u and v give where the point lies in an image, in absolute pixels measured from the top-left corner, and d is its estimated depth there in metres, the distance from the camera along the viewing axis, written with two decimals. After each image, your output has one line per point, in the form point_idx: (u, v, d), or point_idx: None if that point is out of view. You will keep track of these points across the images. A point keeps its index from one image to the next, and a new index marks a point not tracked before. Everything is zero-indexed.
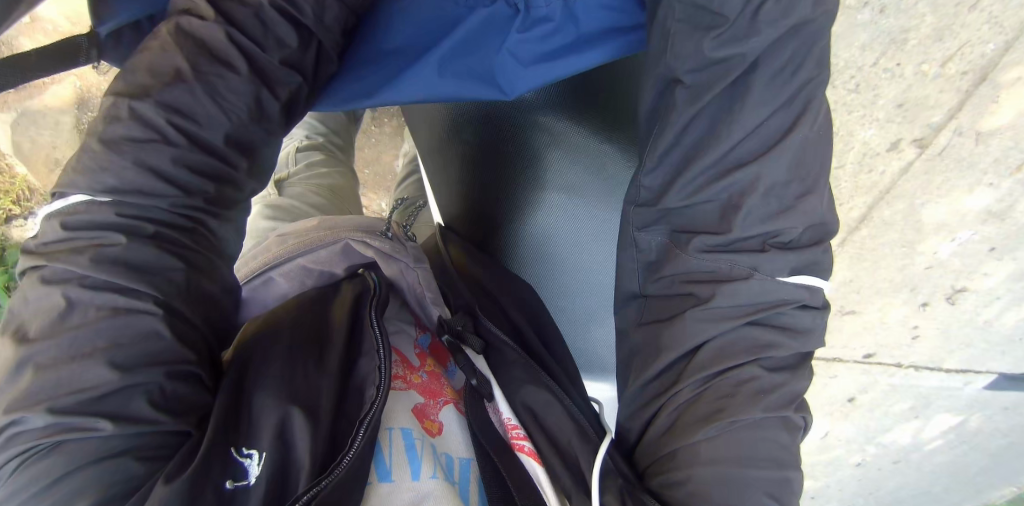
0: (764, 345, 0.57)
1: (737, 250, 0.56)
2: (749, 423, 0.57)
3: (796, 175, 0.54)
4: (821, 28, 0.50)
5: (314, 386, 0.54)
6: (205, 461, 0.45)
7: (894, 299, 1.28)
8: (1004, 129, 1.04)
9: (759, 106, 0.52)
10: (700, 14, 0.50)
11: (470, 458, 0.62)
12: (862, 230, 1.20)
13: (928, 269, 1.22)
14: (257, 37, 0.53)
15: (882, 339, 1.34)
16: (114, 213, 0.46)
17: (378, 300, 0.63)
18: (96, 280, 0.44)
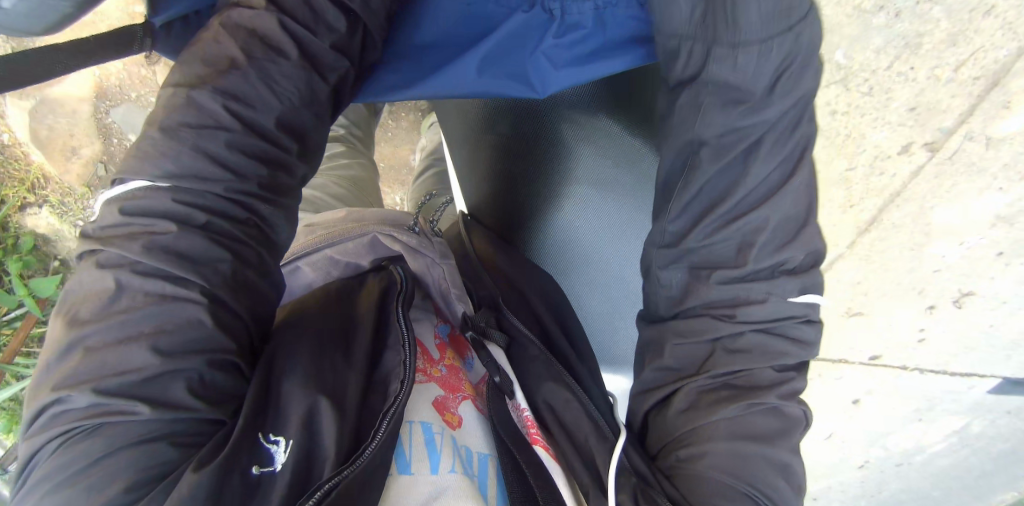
0: (773, 354, 0.60)
1: (752, 277, 0.59)
2: (760, 414, 0.60)
3: (796, 215, 0.57)
4: (810, 95, 0.54)
5: (340, 376, 0.55)
6: (235, 448, 0.46)
7: (901, 302, 1.28)
8: (1014, 136, 1.05)
9: (773, 151, 0.55)
10: (729, 87, 0.53)
11: (488, 453, 0.62)
12: (871, 233, 1.20)
13: (936, 271, 1.22)
14: (308, 23, 0.53)
15: (888, 342, 1.34)
16: (172, 198, 0.47)
17: (404, 295, 0.64)
18: (146, 266, 0.45)
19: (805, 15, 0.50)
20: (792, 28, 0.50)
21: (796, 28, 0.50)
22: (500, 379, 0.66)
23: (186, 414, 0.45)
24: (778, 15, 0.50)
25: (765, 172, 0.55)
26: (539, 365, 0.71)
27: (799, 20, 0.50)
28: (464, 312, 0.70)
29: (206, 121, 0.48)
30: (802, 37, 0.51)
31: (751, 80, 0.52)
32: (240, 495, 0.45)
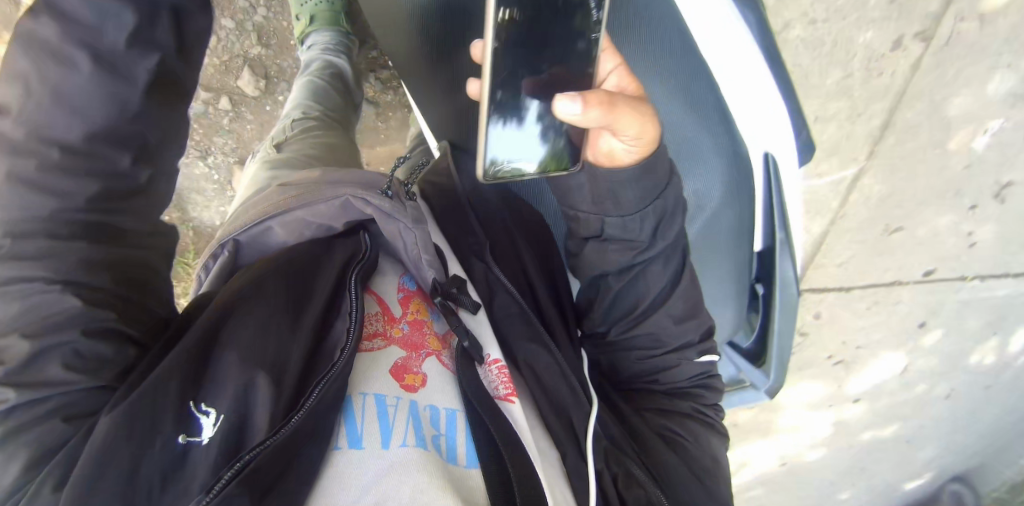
0: (692, 393, 0.97)
1: (670, 352, 0.93)
2: (689, 418, 0.95)
3: (689, 307, 0.90)
4: (679, 217, 0.82)
5: (283, 349, 0.60)
6: (155, 417, 0.51)
7: (941, 205, 1.37)
8: (1004, 10, 1.19)
9: (664, 268, 0.85)
10: (626, 243, 0.82)
11: (455, 411, 0.67)
12: (888, 138, 1.28)
13: (967, 168, 1.33)
14: None
15: (942, 254, 1.43)
16: None
17: (364, 270, 0.68)
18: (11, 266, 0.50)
19: (666, 186, 0.78)
20: (659, 198, 0.78)
21: (661, 197, 0.78)
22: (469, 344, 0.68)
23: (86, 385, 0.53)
24: (650, 192, 0.77)
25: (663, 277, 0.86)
26: (520, 327, 0.80)
27: (664, 190, 0.78)
28: (436, 278, 0.70)
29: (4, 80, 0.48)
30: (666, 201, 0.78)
31: (636, 231, 0.80)
32: (167, 462, 0.51)
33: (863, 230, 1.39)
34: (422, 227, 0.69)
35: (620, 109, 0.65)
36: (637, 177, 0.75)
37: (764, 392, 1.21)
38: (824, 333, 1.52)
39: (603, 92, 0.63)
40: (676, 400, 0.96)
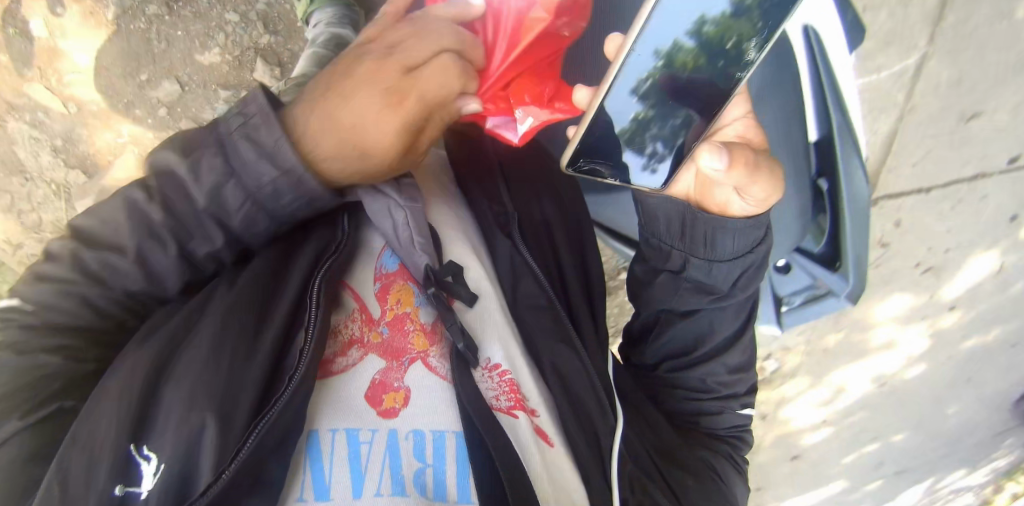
0: (730, 437, 1.05)
1: (717, 399, 1.01)
2: (725, 460, 1.03)
3: (743, 356, 0.97)
4: (761, 274, 0.86)
5: (233, 382, 0.67)
6: (93, 481, 0.60)
7: (944, 122, 1.41)
8: None
9: (732, 317, 0.92)
10: (700, 290, 0.88)
11: (445, 432, 0.72)
12: (916, 86, 1.38)
13: (994, 75, 1.36)
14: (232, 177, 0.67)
15: (986, 150, 1.44)
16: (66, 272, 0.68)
17: (331, 278, 0.77)
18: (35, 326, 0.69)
19: (761, 241, 0.83)
20: (748, 252, 0.83)
21: (755, 250, 0.83)
22: (463, 346, 0.71)
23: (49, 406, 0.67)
24: (745, 247, 0.83)
25: (729, 319, 0.92)
26: (551, 328, 0.86)
27: (755, 247, 0.83)
28: (426, 264, 0.76)
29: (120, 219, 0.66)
30: (755, 256, 0.84)
31: (714, 279, 0.85)
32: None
33: (936, 120, 1.41)
34: (415, 206, 0.79)
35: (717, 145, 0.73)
36: (742, 229, 0.81)
37: (838, 301, 1.38)
38: (909, 240, 1.55)
39: (745, 157, 0.75)
40: (716, 439, 1.04)
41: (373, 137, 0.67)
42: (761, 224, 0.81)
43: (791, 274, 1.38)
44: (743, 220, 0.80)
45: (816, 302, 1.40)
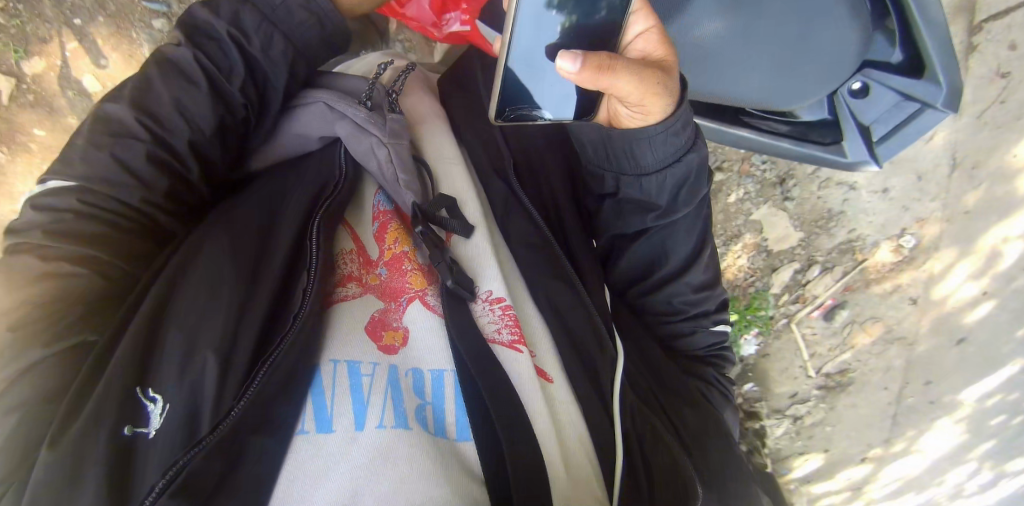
0: (710, 360, 1.09)
1: (693, 319, 1.03)
2: (711, 382, 1.06)
3: (707, 271, 1.00)
4: (700, 178, 0.86)
5: (233, 329, 0.71)
6: (100, 420, 0.63)
7: None
8: None
9: (685, 229, 0.93)
10: (639, 205, 0.90)
11: (444, 373, 0.74)
12: None
13: None
14: (225, 78, 0.82)
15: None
16: (76, 199, 0.75)
17: (327, 216, 0.80)
18: (55, 251, 0.74)
19: (690, 148, 0.83)
20: (678, 160, 0.83)
21: (683, 158, 0.83)
22: (453, 281, 0.76)
23: (77, 338, 0.73)
24: (671, 154, 0.82)
25: (685, 247, 0.95)
26: (546, 263, 0.89)
27: (685, 152, 0.82)
28: (414, 199, 0.79)
29: (123, 130, 0.77)
30: (687, 163, 0.83)
31: (658, 192, 0.86)
32: (112, 445, 0.63)
33: None
34: (400, 142, 0.82)
35: (615, 68, 0.69)
36: (660, 134, 0.79)
37: (922, 112, 1.23)
38: None
39: (599, 56, 0.68)
40: (699, 368, 1.06)
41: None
42: (682, 129, 0.80)
43: (873, 97, 1.25)
44: (655, 126, 0.79)
45: (909, 121, 1.25)
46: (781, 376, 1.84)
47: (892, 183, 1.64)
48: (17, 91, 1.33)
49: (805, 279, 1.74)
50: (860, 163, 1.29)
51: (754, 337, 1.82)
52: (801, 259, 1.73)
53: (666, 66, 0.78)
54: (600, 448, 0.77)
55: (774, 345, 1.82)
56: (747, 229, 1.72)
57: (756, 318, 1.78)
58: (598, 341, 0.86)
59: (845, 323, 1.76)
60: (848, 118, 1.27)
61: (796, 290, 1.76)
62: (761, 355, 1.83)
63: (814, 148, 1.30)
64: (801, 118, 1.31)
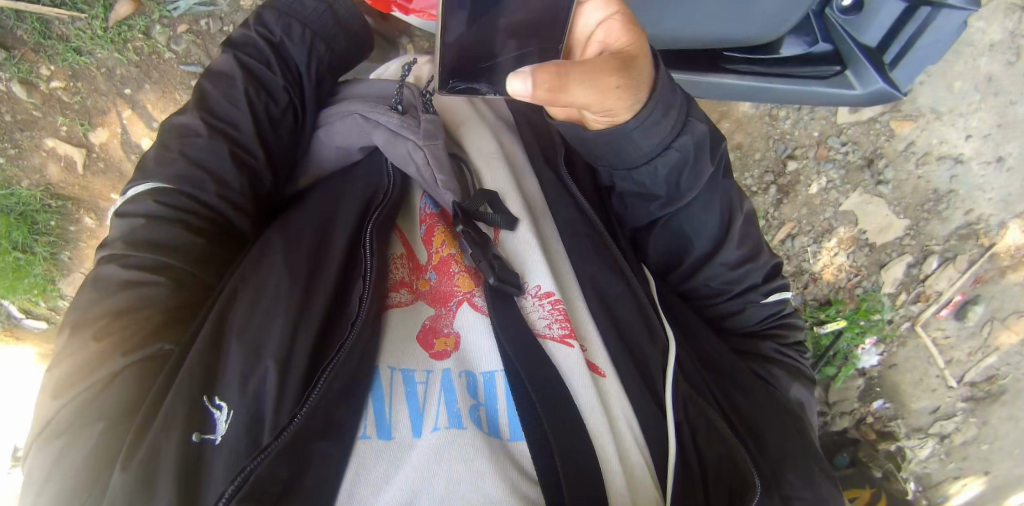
0: (773, 339, 0.76)
1: (734, 296, 0.72)
2: (787, 366, 0.76)
3: (743, 244, 0.68)
4: (694, 144, 0.57)
5: (295, 325, 0.53)
6: (160, 438, 0.47)
7: None
8: None
9: (705, 208, 0.63)
10: (643, 196, 0.62)
11: (497, 370, 0.54)
12: None
13: None
14: (267, 79, 0.66)
15: None
16: (152, 201, 0.59)
17: (382, 216, 0.60)
18: (134, 258, 0.58)
19: (681, 124, 0.56)
20: (668, 149, 0.56)
21: (673, 146, 0.56)
22: (497, 281, 0.52)
23: (148, 346, 0.56)
24: (661, 142, 0.56)
25: (722, 218, 0.65)
26: (585, 246, 0.62)
27: (673, 139, 0.56)
28: (454, 200, 0.56)
29: (190, 134, 0.62)
30: (691, 138, 0.56)
31: (653, 181, 0.59)
32: (180, 461, 0.47)
33: None
34: (438, 143, 0.57)
35: (569, 73, 0.45)
36: (641, 125, 0.54)
37: (938, 10, 0.77)
38: None
39: (553, 67, 0.44)
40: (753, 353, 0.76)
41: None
42: (676, 103, 0.55)
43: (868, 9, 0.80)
44: (630, 123, 0.54)
45: (919, 28, 0.79)
46: (916, 387, 1.23)
47: (1013, 144, 1.07)
48: (90, 160, 1.08)
49: (926, 273, 1.17)
50: (871, 93, 0.84)
51: (875, 345, 1.21)
52: (913, 250, 1.15)
53: (642, 61, 0.52)
54: (649, 439, 0.53)
55: (900, 354, 1.22)
56: (841, 220, 1.15)
57: (871, 324, 1.18)
58: (646, 324, 0.59)
59: (981, 321, 1.18)
60: (846, 41, 0.83)
61: (915, 288, 1.18)
62: (888, 365, 1.23)
63: (812, 84, 0.85)
64: (784, 56, 0.86)
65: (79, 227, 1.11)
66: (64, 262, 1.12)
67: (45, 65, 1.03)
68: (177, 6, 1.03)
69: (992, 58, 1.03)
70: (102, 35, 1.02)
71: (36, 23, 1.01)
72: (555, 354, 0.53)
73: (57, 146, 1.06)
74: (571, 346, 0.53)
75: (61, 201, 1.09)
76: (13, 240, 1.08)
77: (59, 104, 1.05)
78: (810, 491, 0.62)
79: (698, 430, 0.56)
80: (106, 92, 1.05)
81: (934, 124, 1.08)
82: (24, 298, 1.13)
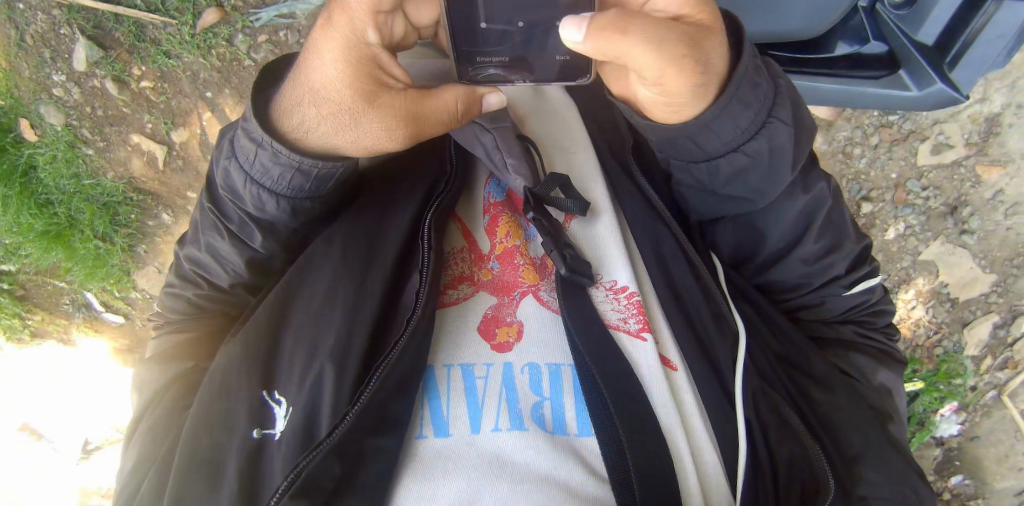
0: (856, 333, 0.59)
1: (810, 290, 0.57)
2: (874, 354, 0.59)
3: (823, 230, 0.52)
4: (773, 140, 0.44)
5: (351, 314, 0.46)
6: (218, 435, 0.46)
7: None
8: None
9: (790, 200, 0.49)
10: (716, 197, 0.49)
11: (566, 364, 0.46)
12: None
13: None
14: (296, 200, 0.47)
15: None
16: (204, 252, 0.53)
17: (443, 204, 0.48)
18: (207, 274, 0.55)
19: (762, 121, 0.43)
20: (735, 151, 0.44)
21: (742, 149, 0.44)
22: (569, 272, 0.45)
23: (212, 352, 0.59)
24: (733, 138, 0.43)
25: (806, 210, 0.50)
26: (643, 233, 0.51)
27: (745, 142, 0.43)
28: (526, 186, 0.47)
29: (229, 224, 0.50)
30: (768, 143, 0.44)
31: (722, 182, 0.47)
32: (240, 457, 0.45)
33: None
34: (507, 128, 0.49)
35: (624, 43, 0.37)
36: (716, 118, 0.42)
37: (1000, 2, 0.56)
38: None
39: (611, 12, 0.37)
40: (831, 342, 0.60)
41: (325, 75, 0.42)
42: (758, 96, 0.42)
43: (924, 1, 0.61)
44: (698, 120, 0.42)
45: (987, 15, 0.57)
46: (1001, 466, 0.98)
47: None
48: (169, 158, 0.98)
49: (1015, 337, 0.92)
50: (926, 97, 0.63)
51: (956, 412, 0.98)
52: (999, 309, 0.91)
53: (712, 39, 0.38)
54: (720, 437, 0.47)
55: (983, 425, 0.98)
56: (918, 270, 0.92)
57: (951, 388, 0.96)
58: (715, 312, 0.50)
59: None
60: (899, 38, 0.64)
61: (1002, 352, 0.93)
62: (969, 437, 0.99)
63: (863, 87, 0.66)
64: (836, 55, 0.66)
65: (159, 221, 1.01)
66: (141, 255, 1.03)
67: (138, 65, 0.92)
68: (260, 18, 0.91)
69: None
70: (189, 41, 0.92)
71: (133, 26, 0.91)
72: (628, 349, 0.46)
73: (141, 142, 0.96)
74: (646, 339, 0.46)
75: (143, 196, 1.00)
76: (95, 228, 1.00)
77: (146, 103, 0.94)
78: (893, 487, 0.50)
79: (769, 428, 0.48)
80: (192, 94, 0.94)
81: None
82: (101, 288, 1.05)
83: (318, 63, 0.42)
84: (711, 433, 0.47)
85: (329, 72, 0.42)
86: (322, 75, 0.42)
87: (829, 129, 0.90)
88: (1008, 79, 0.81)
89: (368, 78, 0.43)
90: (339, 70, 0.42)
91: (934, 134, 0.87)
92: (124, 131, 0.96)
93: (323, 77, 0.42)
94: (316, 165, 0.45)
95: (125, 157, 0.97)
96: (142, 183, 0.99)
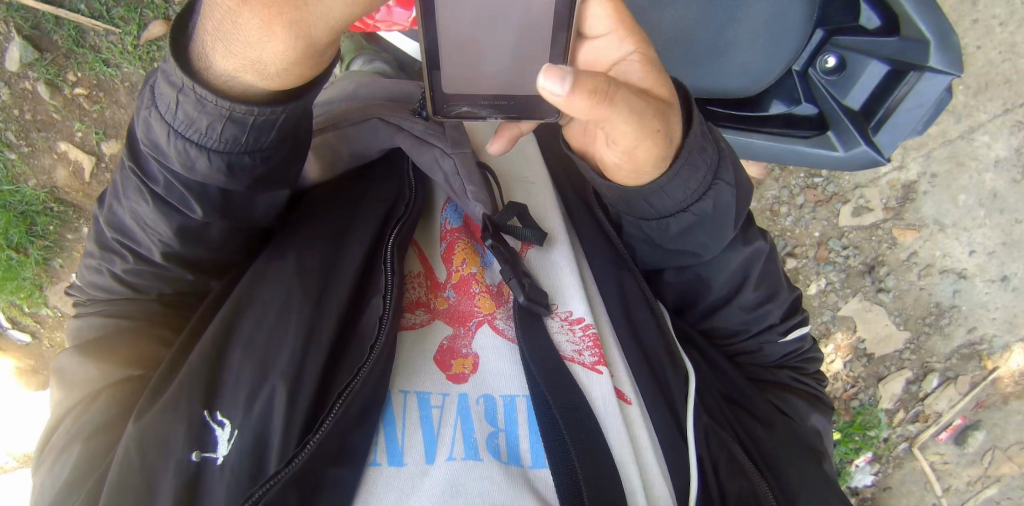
0: (791, 379, 0.62)
1: (750, 337, 0.59)
2: (808, 396, 0.62)
3: (763, 283, 0.56)
4: (727, 198, 0.47)
5: (309, 336, 0.44)
6: (146, 461, 0.41)
7: None
8: None
9: (735, 253, 0.52)
10: (670, 254, 0.52)
11: (521, 394, 0.45)
12: None
13: None
14: (235, 155, 0.40)
15: None
16: (129, 218, 0.46)
17: (404, 231, 0.48)
18: (138, 268, 0.49)
19: (711, 185, 0.47)
20: (684, 212, 0.47)
21: (691, 209, 0.47)
22: (526, 300, 0.45)
23: (138, 355, 0.50)
24: (682, 200, 0.46)
25: (745, 262, 0.53)
26: (600, 271, 0.53)
27: (694, 203, 0.47)
28: (484, 214, 0.47)
29: (154, 188, 0.43)
30: (713, 204, 0.47)
31: (674, 236, 0.49)
32: (177, 484, 0.41)
33: None
34: (468, 153, 0.48)
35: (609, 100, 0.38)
36: (670, 182, 0.45)
37: (920, 72, 0.62)
38: None
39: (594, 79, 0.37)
40: (773, 384, 0.62)
41: (272, 53, 0.36)
42: (705, 160, 0.45)
43: (852, 69, 0.67)
44: (651, 186, 0.45)
45: (909, 84, 0.63)
46: None
47: (1019, 263, 0.90)
48: (98, 170, 0.92)
49: (926, 392, 0.98)
50: (853, 159, 0.67)
51: (869, 463, 1.03)
52: (911, 365, 0.97)
53: (675, 115, 0.43)
54: (673, 473, 0.47)
55: (895, 476, 1.03)
56: (837, 325, 0.97)
57: (866, 440, 1.00)
58: (668, 348, 0.52)
59: (983, 448, 1.00)
60: (828, 102, 0.69)
61: (913, 406, 0.99)
62: (882, 487, 1.04)
63: (793, 143, 0.69)
64: (770, 114, 0.72)
65: (79, 236, 0.94)
66: (56, 269, 0.95)
67: (74, 71, 0.88)
68: None
69: (997, 174, 0.87)
70: (131, 51, 0.88)
71: (73, 31, 0.87)
72: (584, 382, 0.46)
73: (69, 150, 0.91)
74: (603, 372, 0.47)
75: (65, 207, 0.93)
76: (9, 238, 0.92)
77: (78, 110, 0.90)
78: None
79: (719, 462, 0.50)
80: (129, 105, 0.91)
81: (936, 236, 0.91)
82: (8, 302, 0.96)
83: (261, 34, 0.35)
84: (665, 470, 0.47)
85: (281, 53, 0.36)
86: (264, 51, 0.36)
87: (759, 188, 0.94)
88: (923, 149, 0.89)
89: (320, 60, 0.38)
90: (292, 57, 0.36)
91: (854, 198, 0.93)
92: (48, 136, 0.90)
93: (266, 53, 0.36)
94: (251, 113, 0.38)
95: (49, 165, 0.91)
96: (65, 192, 0.92)
